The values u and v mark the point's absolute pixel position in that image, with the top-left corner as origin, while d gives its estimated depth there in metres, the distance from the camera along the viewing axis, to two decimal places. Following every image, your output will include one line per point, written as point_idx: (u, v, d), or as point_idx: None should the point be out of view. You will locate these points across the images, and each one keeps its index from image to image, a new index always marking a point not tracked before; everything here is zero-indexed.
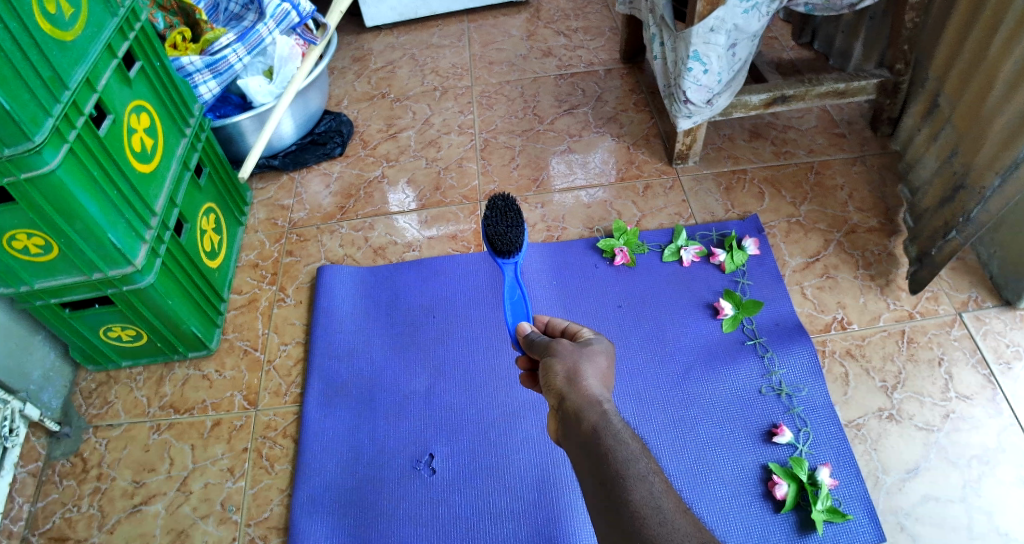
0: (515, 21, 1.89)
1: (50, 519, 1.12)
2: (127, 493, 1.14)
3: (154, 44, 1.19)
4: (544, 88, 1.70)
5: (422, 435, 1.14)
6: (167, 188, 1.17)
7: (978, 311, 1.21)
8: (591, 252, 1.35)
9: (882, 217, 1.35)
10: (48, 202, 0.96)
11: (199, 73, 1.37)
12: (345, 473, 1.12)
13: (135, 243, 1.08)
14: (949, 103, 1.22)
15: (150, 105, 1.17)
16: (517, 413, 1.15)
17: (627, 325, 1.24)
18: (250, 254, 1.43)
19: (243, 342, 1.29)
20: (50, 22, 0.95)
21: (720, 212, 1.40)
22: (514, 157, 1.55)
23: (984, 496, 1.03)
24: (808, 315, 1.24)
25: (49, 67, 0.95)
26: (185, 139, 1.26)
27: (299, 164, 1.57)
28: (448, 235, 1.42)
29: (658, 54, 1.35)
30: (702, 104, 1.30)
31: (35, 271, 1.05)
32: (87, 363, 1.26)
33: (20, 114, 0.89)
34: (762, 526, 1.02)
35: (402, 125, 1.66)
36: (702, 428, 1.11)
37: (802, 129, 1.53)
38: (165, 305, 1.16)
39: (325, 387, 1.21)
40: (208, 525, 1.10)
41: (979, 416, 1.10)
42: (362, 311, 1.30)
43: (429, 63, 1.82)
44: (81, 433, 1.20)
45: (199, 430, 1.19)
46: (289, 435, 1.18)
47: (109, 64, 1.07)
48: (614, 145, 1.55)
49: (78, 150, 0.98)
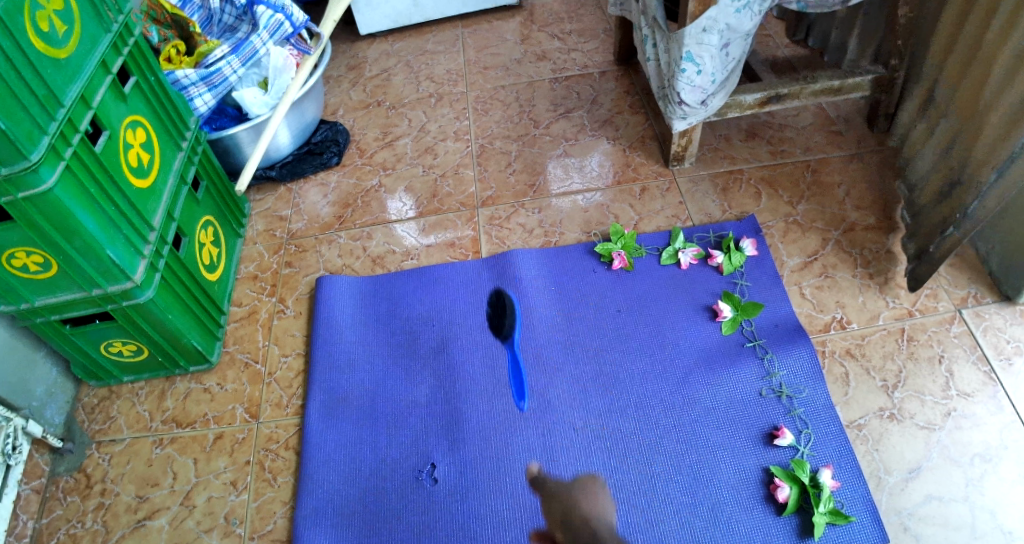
0: (509, 25, 1.90)
1: (55, 536, 1.12)
2: (132, 508, 1.14)
3: (148, 59, 1.20)
4: (540, 92, 1.70)
5: (424, 445, 1.14)
6: (164, 202, 1.18)
7: (977, 307, 1.21)
8: (589, 257, 1.35)
9: (880, 215, 1.35)
10: (47, 220, 0.96)
11: (194, 86, 1.37)
12: (348, 484, 1.12)
13: (134, 258, 1.08)
14: (946, 94, 1.21)
15: (146, 120, 1.18)
16: (518, 420, 1.15)
17: (627, 329, 1.24)
18: (249, 265, 1.43)
19: (244, 355, 1.30)
20: (44, 41, 0.96)
21: (717, 214, 1.40)
22: (511, 162, 1.55)
23: (988, 495, 1.03)
24: (807, 315, 1.24)
25: (43, 86, 0.95)
26: (182, 153, 1.27)
27: (297, 175, 1.58)
28: (446, 242, 1.42)
29: (651, 56, 1.35)
30: (697, 104, 1.30)
31: (35, 287, 1.05)
32: (89, 378, 1.27)
33: (16, 133, 0.89)
34: (764, 528, 1.02)
35: (399, 133, 1.67)
36: (704, 432, 1.11)
37: (798, 128, 1.53)
38: (165, 319, 1.16)
39: (326, 398, 1.21)
40: (213, 539, 1.10)
41: (979, 414, 1.10)
42: (362, 321, 1.31)
43: (424, 70, 1.82)
44: (84, 448, 1.21)
45: (201, 444, 1.20)
46: (291, 446, 1.18)
47: (104, 80, 1.07)
48: (610, 148, 1.55)
49: (75, 168, 0.98)
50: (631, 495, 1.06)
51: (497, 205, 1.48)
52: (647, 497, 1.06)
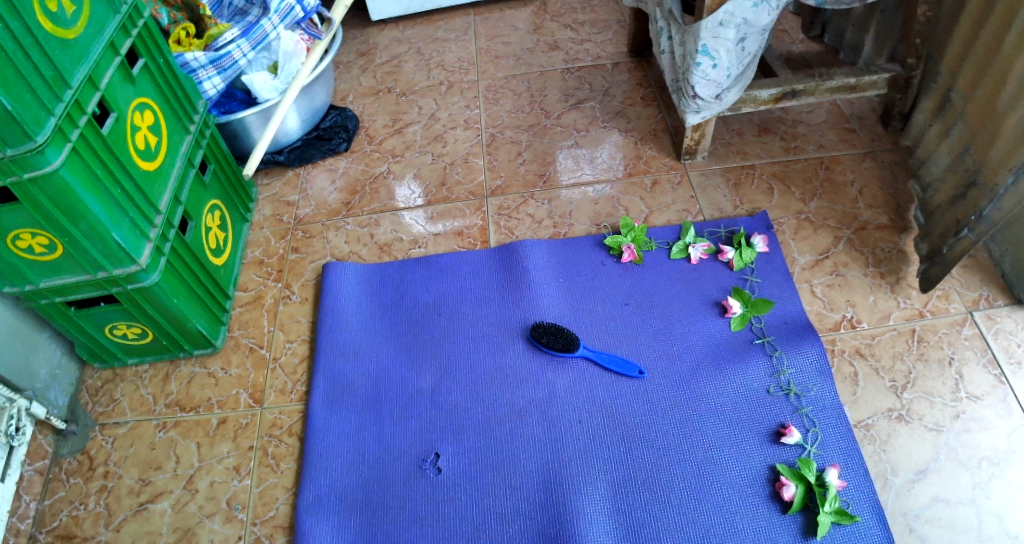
0: (521, 14, 1.88)
1: (58, 517, 1.12)
2: (134, 491, 1.14)
3: (157, 41, 1.18)
4: (551, 82, 1.68)
5: (428, 435, 1.14)
6: (171, 186, 1.17)
7: (989, 309, 1.20)
8: (598, 250, 1.34)
9: (893, 214, 1.33)
10: (52, 202, 0.96)
11: (203, 69, 1.36)
12: (350, 473, 1.11)
13: (140, 242, 1.07)
14: (962, 98, 1.20)
15: (154, 103, 1.17)
16: (523, 412, 1.14)
17: (635, 323, 1.23)
18: (256, 250, 1.43)
19: (249, 340, 1.29)
20: (51, 21, 0.95)
21: (728, 209, 1.39)
22: (521, 152, 1.54)
23: (994, 498, 1.02)
24: (817, 313, 1.23)
25: (50, 67, 0.94)
26: (190, 136, 1.25)
27: (305, 160, 1.57)
28: (454, 232, 1.41)
29: (667, 48, 1.33)
30: (710, 99, 1.28)
31: (39, 270, 1.05)
32: (93, 360, 1.26)
33: (22, 114, 0.88)
34: (769, 526, 1.01)
35: (408, 120, 1.65)
36: (710, 428, 1.10)
37: (811, 124, 1.51)
38: (170, 304, 1.15)
39: (331, 386, 1.20)
40: (215, 523, 1.10)
41: (989, 417, 1.09)
42: (368, 309, 1.30)
43: (434, 57, 1.80)
44: (87, 430, 1.21)
45: (205, 429, 1.19)
46: (295, 433, 1.17)
47: (112, 62, 1.06)
48: (621, 140, 1.53)
49: (81, 150, 0.97)
50: (635, 490, 1.05)
51: (506, 195, 1.46)
52: (652, 492, 1.05)
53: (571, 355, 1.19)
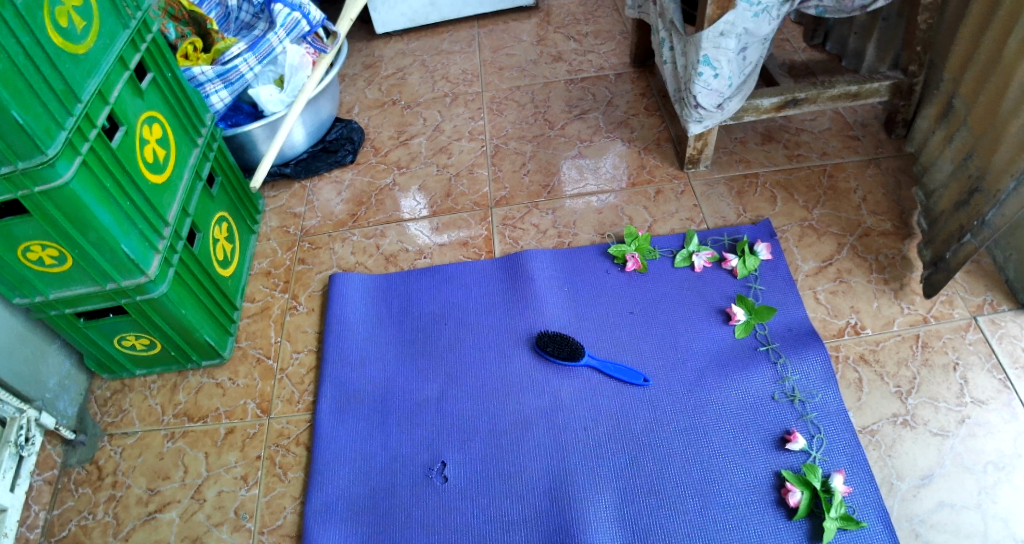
0: (525, 26, 1.90)
1: (67, 526, 1.13)
2: (142, 500, 1.15)
3: (165, 55, 1.20)
4: (555, 93, 1.70)
5: (434, 443, 1.14)
6: (179, 198, 1.18)
7: (993, 315, 1.20)
8: (603, 258, 1.35)
9: (896, 221, 1.34)
10: (63, 214, 0.97)
11: (210, 83, 1.37)
12: (357, 481, 1.12)
13: (148, 253, 1.09)
14: (964, 105, 1.21)
15: (162, 116, 1.18)
16: (528, 420, 1.15)
17: (639, 331, 1.23)
18: (262, 261, 1.44)
19: (256, 350, 1.30)
20: (62, 36, 0.96)
21: (732, 217, 1.39)
22: (525, 162, 1.55)
23: (1001, 503, 1.02)
24: (822, 320, 1.23)
25: (62, 81, 0.95)
26: (198, 149, 1.27)
27: (311, 172, 1.58)
28: (460, 242, 1.42)
29: (668, 58, 1.35)
30: (712, 108, 1.30)
31: (49, 281, 1.06)
32: (102, 371, 1.27)
33: (34, 127, 0.90)
34: (774, 533, 1.01)
35: (413, 132, 1.67)
36: (715, 435, 1.10)
37: (814, 133, 1.52)
38: (178, 314, 1.16)
39: (337, 395, 1.21)
40: (222, 532, 1.10)
41: (994, 422, 1.09)
42: (375, 319, 1.31)
43: (439, 70, 1.82)
44: (96, 440, 1.22)
45: (213, 438, 1.20)
46: (301, 442, 1.18)
47: (121, 76, 1.08)
48: (625, 150, 1.54)
49: (91, 162, 0.99)
50: (640, 497, 1.05)
51: (511, 205, 1.47)
52: (657, 499, 1.05)
53: (576, 363, 1.19)
